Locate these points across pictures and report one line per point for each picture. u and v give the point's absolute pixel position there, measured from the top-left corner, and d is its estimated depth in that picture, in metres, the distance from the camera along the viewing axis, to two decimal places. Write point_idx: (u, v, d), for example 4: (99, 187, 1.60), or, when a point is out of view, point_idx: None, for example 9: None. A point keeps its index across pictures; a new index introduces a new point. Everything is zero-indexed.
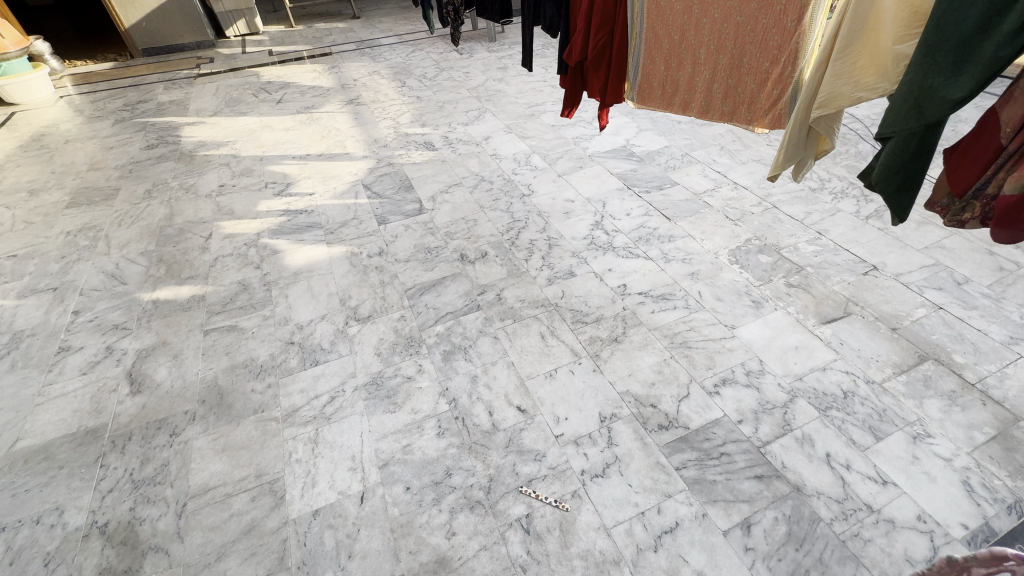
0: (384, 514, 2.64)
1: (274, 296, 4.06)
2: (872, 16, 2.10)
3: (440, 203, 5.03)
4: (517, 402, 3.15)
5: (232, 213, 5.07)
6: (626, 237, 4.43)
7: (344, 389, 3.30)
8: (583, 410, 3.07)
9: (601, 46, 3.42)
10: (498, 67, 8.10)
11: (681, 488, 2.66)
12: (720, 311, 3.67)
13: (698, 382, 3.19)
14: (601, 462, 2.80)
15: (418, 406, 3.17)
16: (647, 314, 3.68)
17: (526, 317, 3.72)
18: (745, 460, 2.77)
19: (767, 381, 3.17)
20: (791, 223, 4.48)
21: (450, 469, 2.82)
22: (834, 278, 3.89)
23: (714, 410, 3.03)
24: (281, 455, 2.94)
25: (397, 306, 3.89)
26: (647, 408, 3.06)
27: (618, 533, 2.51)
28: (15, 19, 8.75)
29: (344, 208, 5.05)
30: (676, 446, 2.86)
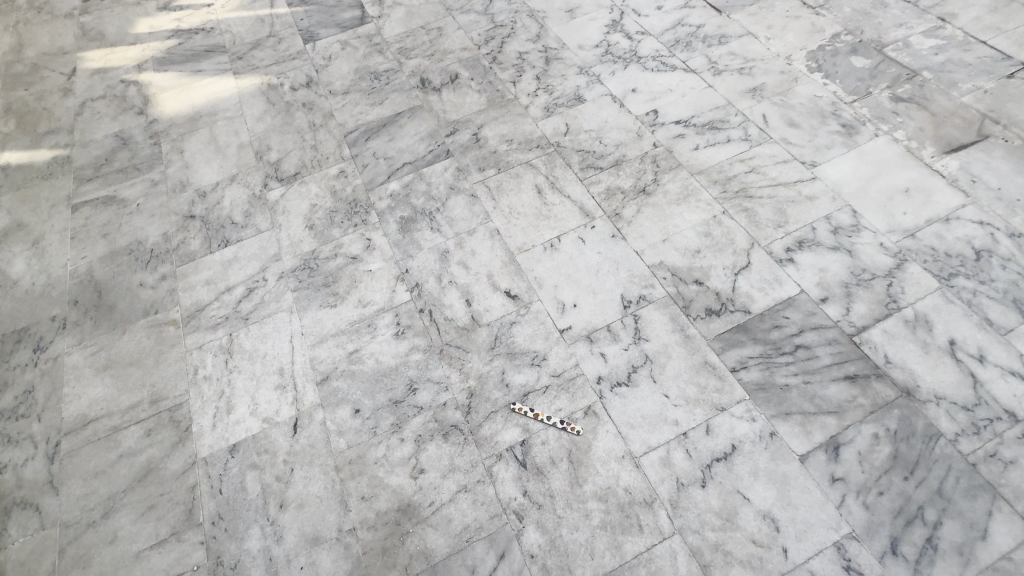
0: (326, 448, 1.92)
1: (165, 152, 2.91)
2: None
3: (390, 7, 3.52)
4: (505, 285, 2.24)
5: (103, 38, 3.62)
6: (657, 43, 3.07)
7: (265, 276, 2.37)
8: (599, 294, 2.17)
9: None
10: None
11: (739, 398, 1.88)
12: (795, 142, 2.54)
13: (763, 247, 2.23)
14: (625, 366, 1.99)
15: (367, 296, 2.27)
16: (689, 152, 2.57)
17: (516, 166, 2.61)
18: (831, 355, 1.94)
19: (863, 241, 2.20)
20: (901, 8, 3.05)
21: (414, 383, 2.02)
22: (963, 86, 2.65)
23: (786, 285, 2.11)
24: (183, 372, 2.14)
25: (335, 158, 2.76)
26: (690, 287, 2.15)
27: (650, 463, 1.79)
28: None
29: (256, 22, 3.57)
30: (733, 339, 2.01)
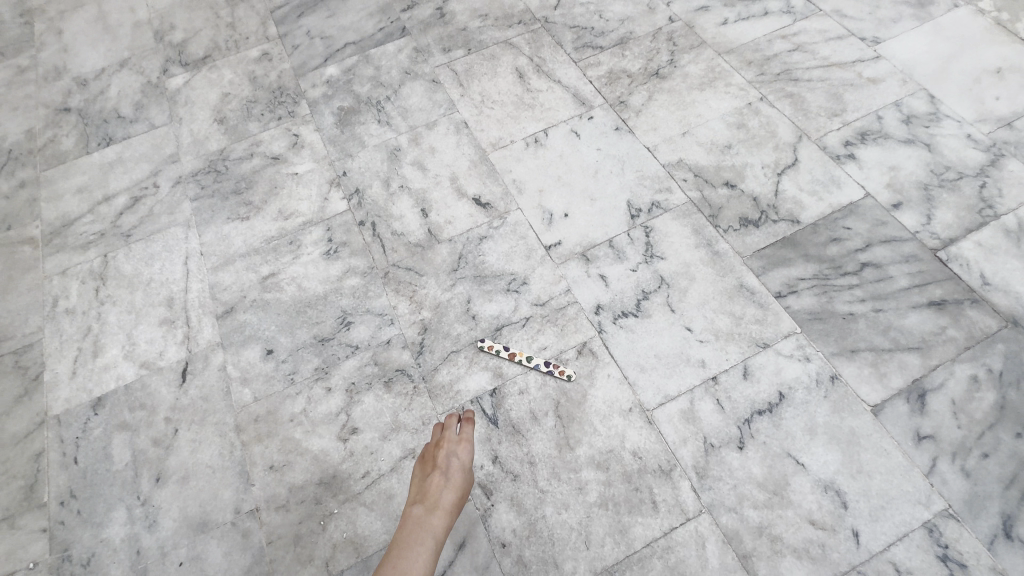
0: (224, 401, 1.40)
1: (39, 33, 2.25)
2: None
3: None
4: (473, 191, 1.68)
5: None
6: None
7: (157, 182, 1.79)
8: (598, 201, 1.63)
9: None
10: None
11: (787, 331, 1.39)
12: (851, 14, 1.96)
13: (814, 140, 1.69)
14: (633, 291, 1.47)
15: (289, 205, 1.70)
16: (715, 27, 1.98)
17: (491, 45, 2.01)
18: (909, 276, 1.44)
19: (945, 133, 1.67)
20: None
21: (349, 315, 1.50)
22: None
23: (846, 188, 1.59)
24: (39, 303, 1.59)
25: (257, 37, 2.12)
26: (719, 191, 1.62)
27: (668, 418, 1.30)
28: None
29: None
30: (777, 256, 1.50)
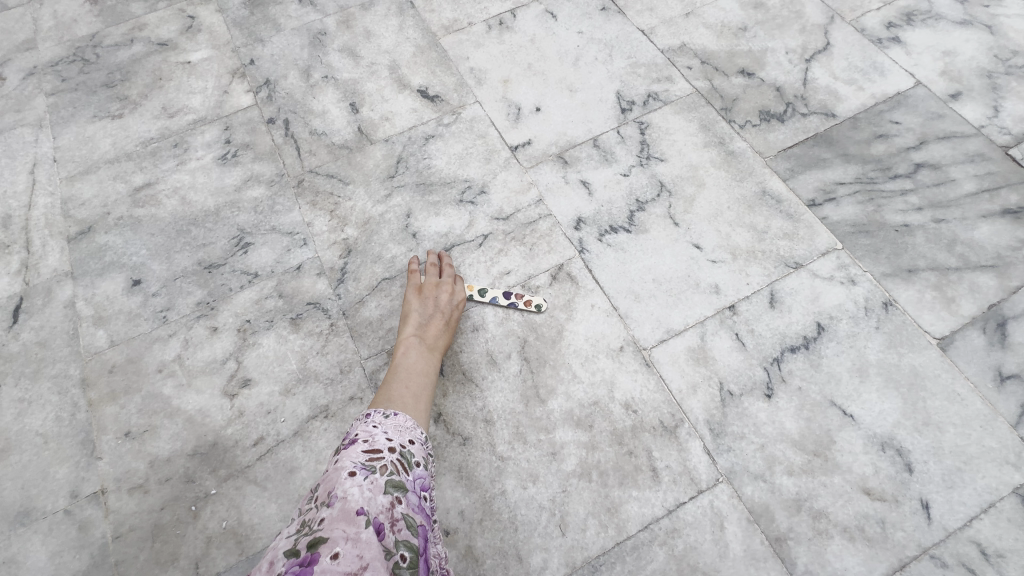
0: (67, 348, 1.02)
1: None
2: None
3: None
4: (419, 82, 1.30)
5: None
6: None
7: (2, 74, 1.36)
8: (579, 93, 1.27)
9: None
10: None
11: (824, 247, 1.06)
12: None
13: (849, 22, 1.34)
14: (625, 201, 1.13)
15: (177, 101, 1.30)
16: None
17: None
18: (975, 179, 1.12)
19: (1009, 13, 1.34)
20: None
21: (247, 235, 1.12)
22: None
23: (892, 76, 1.26)
24: None
25: None
26: (732, 81, 1.27)
27: (672, 359, 0.97)
28: None
29: None
30: (808, 157, 1.16)
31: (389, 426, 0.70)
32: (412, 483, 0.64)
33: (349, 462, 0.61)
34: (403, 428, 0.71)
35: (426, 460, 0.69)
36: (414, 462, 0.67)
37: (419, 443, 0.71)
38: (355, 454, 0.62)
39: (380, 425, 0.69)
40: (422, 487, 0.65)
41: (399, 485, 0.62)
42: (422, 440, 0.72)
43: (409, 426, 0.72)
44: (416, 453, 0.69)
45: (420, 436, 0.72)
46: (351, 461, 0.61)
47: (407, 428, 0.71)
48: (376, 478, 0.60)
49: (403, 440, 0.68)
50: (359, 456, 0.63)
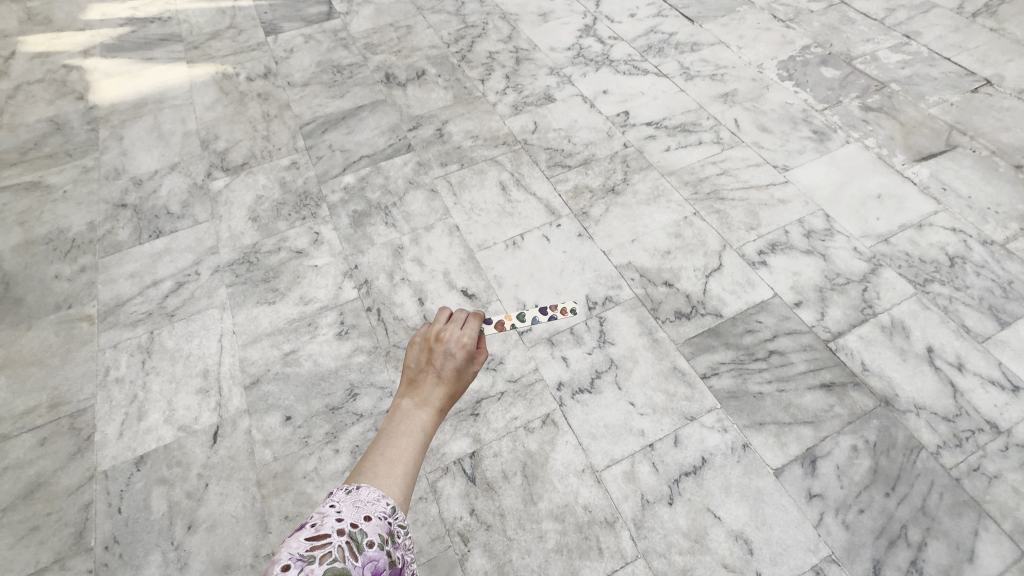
0: (247, 460, 1.68)
1: (102, 139, 2.70)
2: None
3: (359, 5, 3.43)
4: (462, 284, 2.06)
5: (49, 23, 3.42)
6: (629, 48, 3.02)
7: (198, 270, 2.15)
8: (562, 294, 2.02)
9: None
10: None
11: (709, 406, 1.73)
12: (766, 146, 2.48)
13: (735, 249, 2.12)
14: (589, 371, 1.82)
15: (309, 293, 2.07)
16: (659, 153, 2.48)
17: (480, 161, 2.48)
18: (806, 362, 1.82)
19: (837, 245, 2.12)
20: (868, 25, 3.10)
21: (355, 387, 1.82)
22: (930, 98, 2.66)
23: (759, 289, 2.00)
24: (93, 373, 1.89)
25: (288, 148, 2.58)
26: (659, 289, 2.02)
27: (613, 478, 1.61)
28: None
29: (217, 14, 3.42)
30: (703, 344, 1.87)
31: (349, 501, 0.73)
32: (357, 569, 0.68)
33: (289, 551, 0.65)
34: (368, 501, 0.73)
35: (382, 540, 0.72)
36: (366, 543, 0.70)
37: (380, 520, 0.73)
38: (298, 543, 0.66)
39: (337, 504, 0.72)
40: (371, 569, 0.69)
41: (340, 573, 0.66)
42: (384, 516, 0.73)
43: (371, 501, 0.73)
44: (372, 533, 0.71)
45: (382, 511, 0.73)
46: (291, 552, 0.65)
47: (372, 503, 0.73)
48: (313, 570, 0.64)
49: (357, 519, 0.71)
50: (305, 542, 0.67)
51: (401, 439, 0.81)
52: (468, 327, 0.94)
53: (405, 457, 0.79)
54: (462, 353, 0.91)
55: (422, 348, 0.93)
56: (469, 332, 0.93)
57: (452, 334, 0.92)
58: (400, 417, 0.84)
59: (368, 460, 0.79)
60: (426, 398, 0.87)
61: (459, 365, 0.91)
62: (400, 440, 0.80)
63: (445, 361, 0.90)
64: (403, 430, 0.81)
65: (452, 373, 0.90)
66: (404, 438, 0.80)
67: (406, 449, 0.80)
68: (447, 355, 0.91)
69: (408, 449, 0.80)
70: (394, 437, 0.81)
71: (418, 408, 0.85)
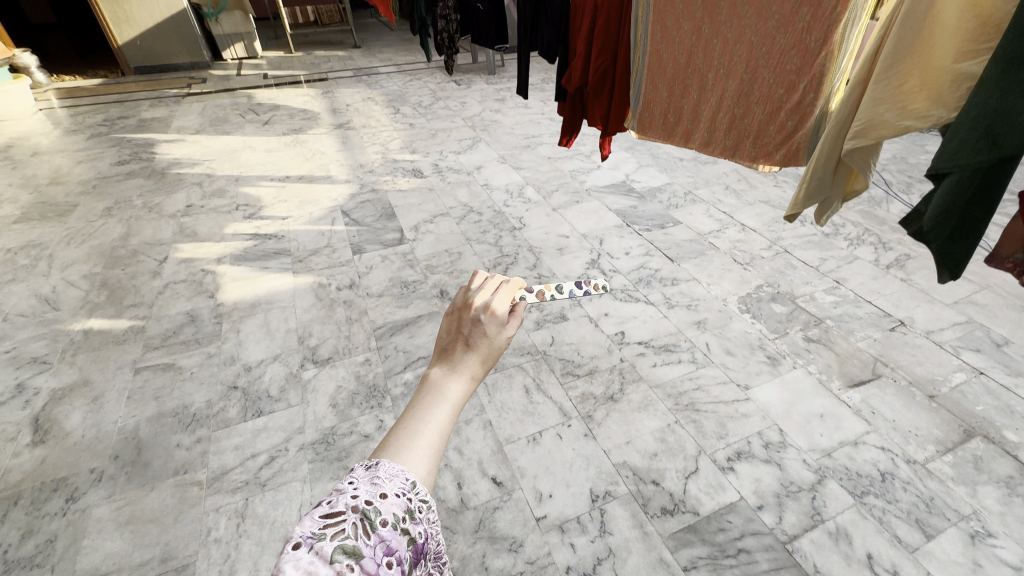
0: None
1: (224, 330, 3.57)
2: (925, 30, 1.73)
3: (423, 233, 4.62)
4: (493, 472, 2.62)
5: (195, 235, 4.64)
6: (625, 279, 4.00)
7: (288, 447, 2.77)
8: (571, 486, 2.55)
9: (604, 70, 3.08)
10: (496, 98, 7.56)
11: None
12: (731, 367, 3.21)
13: (708, 455, 2.69)
14: (592, 557, 2.26)
15: None
16: (647, 368, 3.21)
17: (510, 367, 3.23)
18: (768, 561, 2.24)
19: (789, 456, 2.68)
20: (806, 270, 4.09)
21: None
22: (858, 334, 3.45)
23: (728, 492, 2.52)
24: (197, 532, 2.38)
25: (363, 347, 3.40)
26: (648, 486, 2.55)
27: None
28: (13, 42, 8.38)
29: (318, 235, 4.63)
30: (683, 538, 2.33)
31: (368, 481, 0.76)
32: (369, 546, 0.69)
33: (303, 530, 0.68)
34: (386, 478, 0.76)
35: (396, 520, 0.73)
36: (379, 523, 0.71)
37: (397, 497, 0.75)
38: (313, 519, 0.69)
39: (357, 482, 0.76)
40: (383, 551, 0.70)
41: (350, 551, 0.67)
42: (400, 493, 0.76)
43: (389, 477, 0.76)
44: (386, 512, 0.73)
45: (399, 487, 0.76)
46: (305, 529, 0.68)
47: (391, 479, 0.76)
48: (322, 547, 0.66)
49: (372, 496, 0.74)
50: (320, 518, 0.70)
51: (429, 412, 0.86)
52: (498, 300, 0.99)
53: (433, 433, 0.84)
54: (493, 327, 0.97)
55: (457, 320, 1.01)
56: (498, 307, 0.98)
57: (480, 309, 0.99)
58: (429, 389, 0.90)
59: (399, 430, 0.85)
60: (457, 370, 0.93)
61: (489, 338, 0.97)
62: (427, 416, 0.86)
63: (473, 333, 0.97)
64: (433, 401, 0.88)
65: (482, 345, 0.96)
66: (434, 413, 0.86)
67: (434, 427, 0.85)
68: (476, 327, 0.97)
69: (438, 418, 0.86)
70: (421, 411, 0.86)
71: (449, 379, 0.91)
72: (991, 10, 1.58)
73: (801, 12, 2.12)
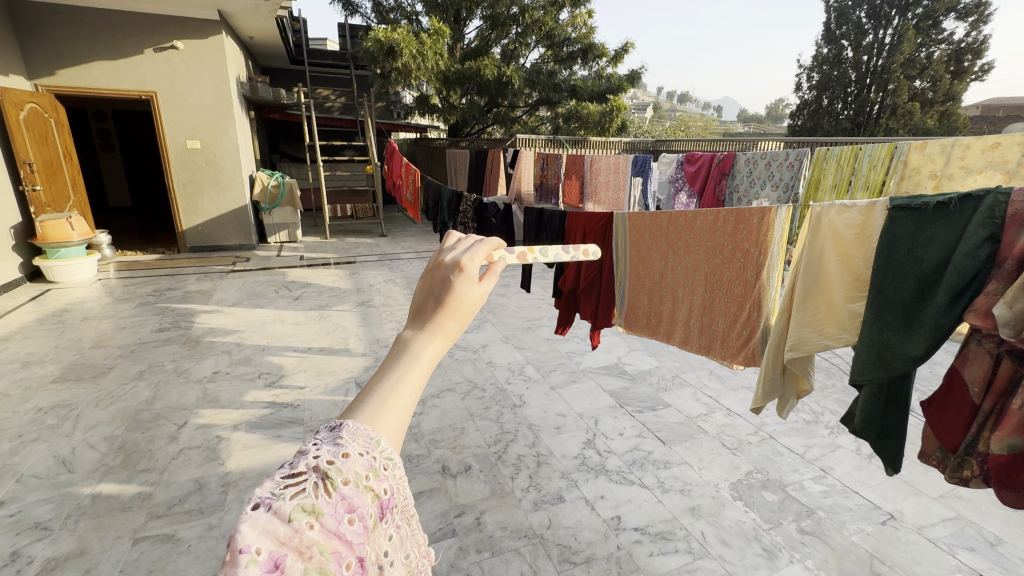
0: None
1: (230, 500, 3.55)
2: (821, 278, 2.36)
3: (429, 407, 4.52)
4: None
5: (217, 401, 4.77)
6: (619, 460, 3.94)
7: None
8: None
9: (592, 280, 3.73)
10: (502, 283, 7.92)
11: None
12: (728, 560, 3.05)
13: None
14: None
15: None
16: (645, 557, 3.07)
17: (507, 551, 3.08)
18: None
19: None
20: (793, 456, 4.05)
21: None
22: (852, 526, 3.32)
23: None
24: None
25: None
26: None
27: None
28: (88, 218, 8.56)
29: (331, 404, 4.86)
30: None
31: (331, 441, 0.70)
32: (330, 505, 0.64)
33: (261, 492, 0.62)
34: (350, 439, 0.71)
35: (358, 478, 0.67)
36: (341, 481, 0.65)
37: (360, 456, 0.69)
38: (274, 480, 0.64)
39: (319, 444, 0.70)
40: (345, 508, 0.65)
41: (309, 510, 0.61)
42: (363, 453, 0.70)
43: (352, 440, 0.71)
44: (349, 470, 0.67)
45: (363, 448, 0.70)
46: (262, 492, 0.62)
47: (355, 439, 0.71)
48: (279, 507, 0.60)
49: (334, 455, 0.67)
50: (280, 480, 0.65)
51: (398, 375, 0.78)
52: (475, 253, 0.89)
53: (403, 397, 0.77)
54: (467, 283, 0.85)
55: (431, 276, 0.90)
56: (473, 261, 0.87)
57: (453, 262, 0.88)
58: (398, 350, 0.81)
59: (369, 391, 0.78)
60: (429, 330, 0.83)
61: (462, 295, 0.85)
62: (397, 379, 0.78)
63: (445, 290, 0.85)
64: (400, 366, 0.79)
65: (455, 301, 0.84)
66: (402, 378, 0.77)
67: (405, 390, 0.77)
68: (448, 284, 0.86)
69: (406, 376, 0.78)
70: (390, 375, 0.78)
71: (420, 339, 0.82)
72: (859, 271, 2.23)
73: (737, 254, 2.82)
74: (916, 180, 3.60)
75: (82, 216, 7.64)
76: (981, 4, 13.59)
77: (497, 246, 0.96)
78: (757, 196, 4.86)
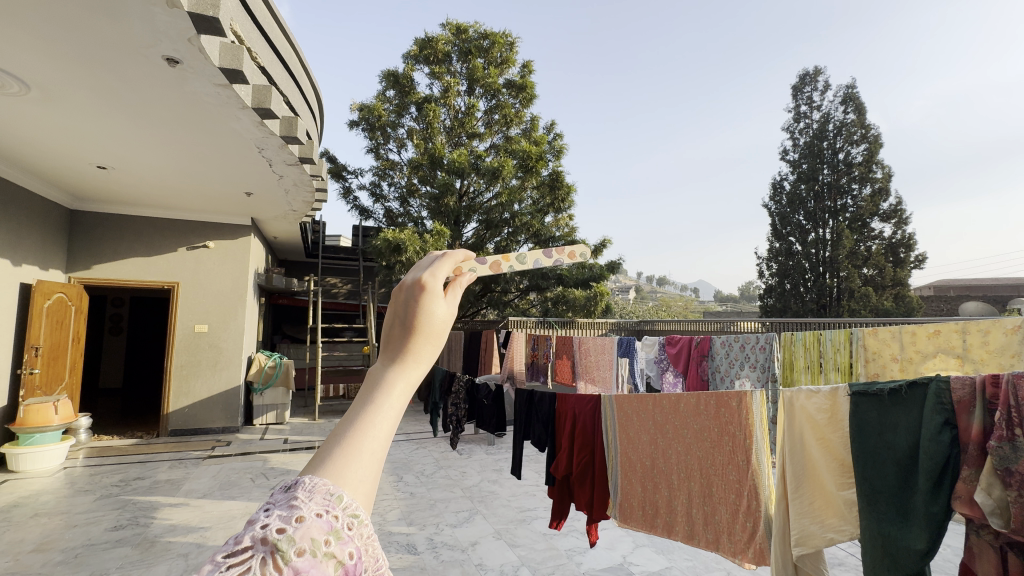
0: None
1: None
2: (808, 463, 2.37)
3: None
4: None
5: None
6: None
7: None
8: None
9: (585, 464, 3.64)
10: (494, 468, 7.54)
11: None
12: None
13: None
14: None
15: None
16: None
17: None
18: None
19: None
20: None
21: None
22: None
23: None
24: None
25: None
26: None
27: None
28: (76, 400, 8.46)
29: None
30: None
31: (284, 504, 0.58)
32: None
33: None
34: (307, 499, 0.57)
35: (316, 547, 0.54)
36: (294, 554, 0.53)
37: (319, 518, 0.56)
38: (211, 561, 0.51)
39: (271, 510, 0.58)
40: None
41: None
42: (323, 512, 0.57)
43: (309, 496, 0.58)
44: (303, 539, 0.54)
45: (322, 505, 0.57)
46: None
47: (312, 497, 0.58)
48: None
49: (286, 523, 0.55)
50: (220, 560, 0.52)
51: (363, 419, 0.65)
52: (439, 266, 0.77)
53: (370, 445, 0.64)
54: (433, 301, 0.73)
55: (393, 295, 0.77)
56: (438, 276, 0.76)
57: (416, 279, 0.75)
58: (363, 387, 0.69)
59: (335, 439, 0.65)
60: (399, 360, 0.71)
61: (429, 316, 0.73)
62: (362, 424, 0.65)
63: (410, 313, 0.73)
64: (366, 410, 0.66)
65: (422, 325, 0.72)
66: (368, 423, 0.65)
67: (372, 435, 0.64)
68: (412, 305, 0.73)
69: (376, 419, 0.65)
70: (354, 419, 0.66)
71: (388, 373, 0.69)
72: (842, 455, 2.28)
73: (725, 438, 2.85)
74: (880, 362, 3.90)
75: (69, 399, 7.48)
76: (897, 209, 16.18)
77: (464, 256, 0.85)
78: (738, 375, 5.06)
